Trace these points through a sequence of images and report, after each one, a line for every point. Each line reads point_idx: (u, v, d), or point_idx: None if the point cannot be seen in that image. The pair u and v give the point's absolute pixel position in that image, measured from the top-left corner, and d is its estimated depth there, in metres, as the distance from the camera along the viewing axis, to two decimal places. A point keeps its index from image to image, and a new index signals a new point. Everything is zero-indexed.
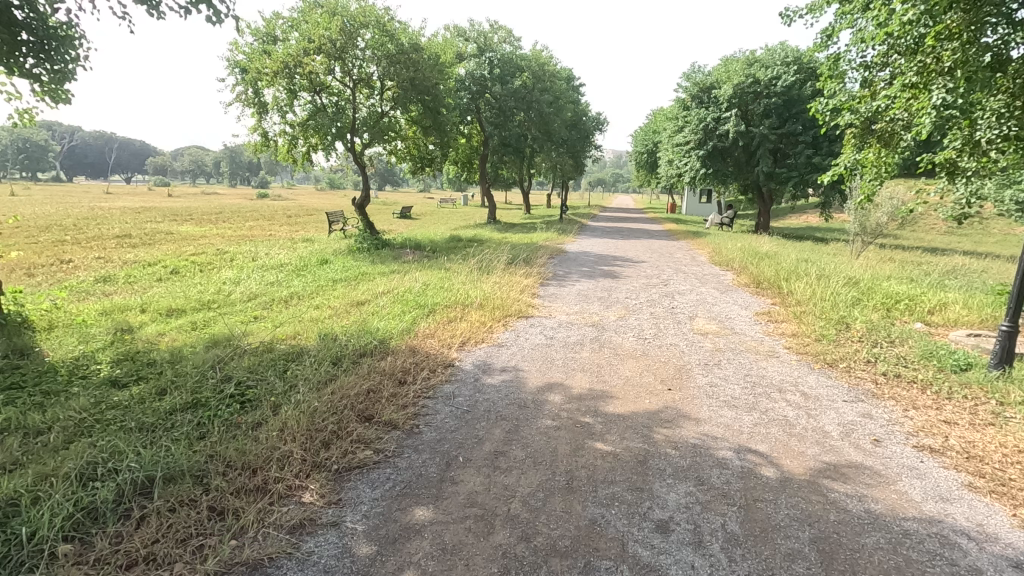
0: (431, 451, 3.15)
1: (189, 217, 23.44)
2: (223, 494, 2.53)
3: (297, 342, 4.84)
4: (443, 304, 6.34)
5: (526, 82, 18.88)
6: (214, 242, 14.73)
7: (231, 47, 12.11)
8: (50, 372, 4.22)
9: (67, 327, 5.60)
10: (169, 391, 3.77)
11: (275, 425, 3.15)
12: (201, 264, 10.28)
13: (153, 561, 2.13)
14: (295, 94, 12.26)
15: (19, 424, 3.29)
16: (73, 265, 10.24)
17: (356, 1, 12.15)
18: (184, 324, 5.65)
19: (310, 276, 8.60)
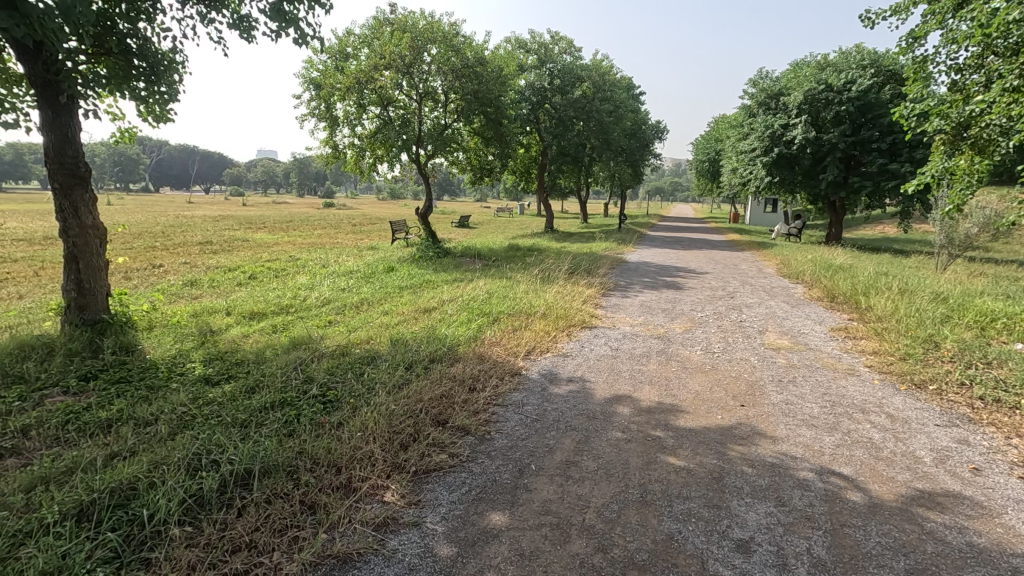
0: (504, 458, 3.20)
1: (263, 225, 24.89)
2: (312, 490, 2.69)
3: (371, 347, 5.05)
4: (507, 312, 6.43)
5: (586, 92, 18.89)
6: (287, 249, 15.56)
7: (307, 65, 12.81)
8: (152, 368, 4.60)
9: (164, 327, 6.07)
10: (257, 389, 4.03)
11: (356, 426, 3.31)
12: (277, 270, 10.88)
13: (254, 548, 2.29)
14: (364, 108, 12.82)
15: (131, 415, 3.62)
16: (164, 270, 11.08)
17: (424, 17, 12.59)
18: (266, 327, 6.02)
19: (378, 282, 8.94)
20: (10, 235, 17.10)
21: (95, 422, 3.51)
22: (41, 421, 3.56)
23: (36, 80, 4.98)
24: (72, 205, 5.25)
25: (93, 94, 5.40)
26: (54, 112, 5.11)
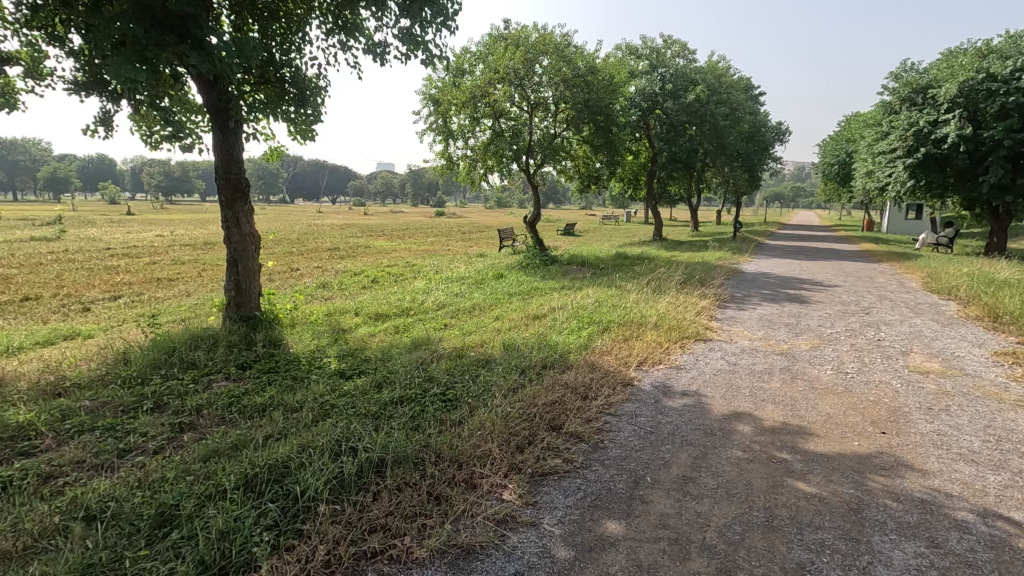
0: (618, 468, 3.19)
1: (381, 233, 26.74)
2: (437, 482, 2.86)
3: (485, 350, 5.26)
4: (617, 322, 6.36)
5: (701, 95, 18.16)
6: (403, 255, 16.57)
7: (426, 83, 13.62)
8: (295, 361, 5.14)
9: (303, 325, 6.76)
10: (384, 384, 4.37)
11: (475, 425, 3.47)
12: (395, 275, 11.64)
13: (388, 530, 2.49)
14: (478, 120, 13.35)
15: (280, 401, 4.08)
16: (299, 273, 12.30)
17: (537, 31, 12.89)
18: (389, 328, 6.48)
19: (489, 288, 9.24)
20: (179, 241, 19.89)
21: (252, 405, 4.00)
22: (211, 402, 4.14)
23: (210, 107, 5.80)
24: (234, 214, 6.03)
25: (254, 118, 6.16)
26: (223, 135, 5.91)
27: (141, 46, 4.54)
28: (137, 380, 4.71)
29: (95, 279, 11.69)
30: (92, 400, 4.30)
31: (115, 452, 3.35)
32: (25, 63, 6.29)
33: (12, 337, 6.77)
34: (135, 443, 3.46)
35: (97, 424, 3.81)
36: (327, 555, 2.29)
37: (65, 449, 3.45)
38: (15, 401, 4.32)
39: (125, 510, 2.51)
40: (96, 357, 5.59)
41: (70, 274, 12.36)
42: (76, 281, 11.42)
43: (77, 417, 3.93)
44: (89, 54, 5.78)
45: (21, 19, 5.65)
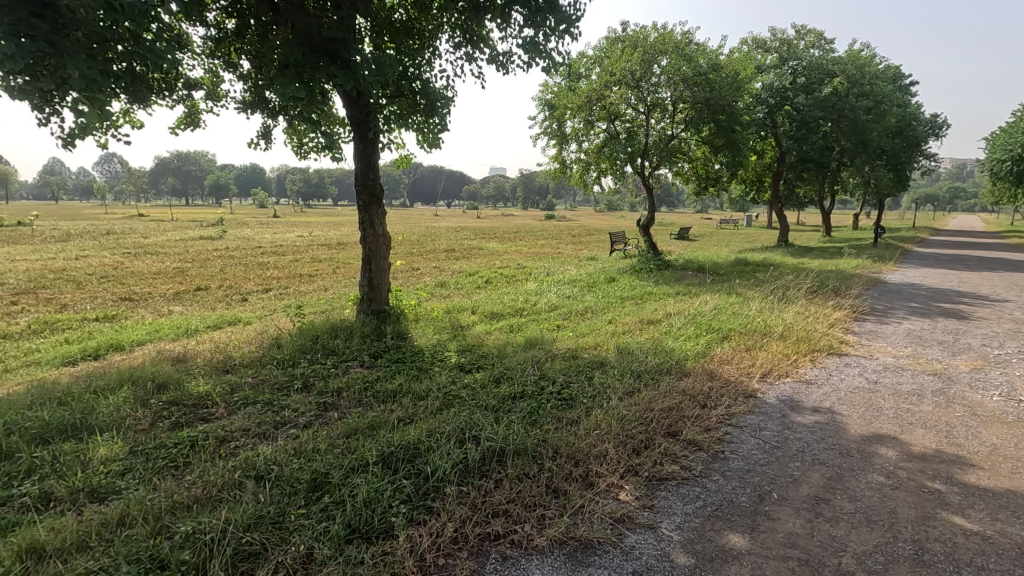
0: (741, 480, 3.06)
1: (494, 235, 27.59)
2: (555, 477, 2.95)
3: (599, 353, 5.27)
4: (739, 330, 6.05)
5: (838, 88, 16.61)
6: (515, 257, 17.02)
7: (542, 88, 13.87)
8: (419, 353, 5.52)
9: (425, 320, 7.23)
10: (501, 380, 4.56)
11: (590, 425, 3.52)
12: (508, 276, 12.00)
13: (509, 516, 2.62)
14: (592, 124, 13.37)
15: (408, 389, 4.42)
16: (420, 272, 13.12)
17: (656, 30, 12.60)
18: (504, 326, 6.72)
19: (601, 292, 9.22)
20: (317, 242, 22.07)
21: (384, 391, 4.38)
22: (348, 386, 4.59)
23: (353, 120, 6.42)
24: (369, 217, 6.59)
25: (387, 129, 6.70)
26: (362, 145, 6.50)
27: (302, 68, 5.17)
28: (288, 363, 5.34)
29: (250, 274, 13.36)
30: (253, 378, 4.95)
31: (274, 423, 3.84)
32: (206, 87, 7.39)
33: (190, 321, 7.98)
34: (289, 417, 3.94)
35: (258, 398, 4.39)
36: (455, 533, 2.46)
37: (234, 417, 4.01)
38: (196, 374, 5.10)
39: (285, 474, 2.88)
40: (254, 340, 6.42)
41: (231, 268, 14.23)
42: (237, 275, 13.12)
43: (243, 392, 4.55)
44: (255, 78, 6.67)
45: (205, 50, 6.66)
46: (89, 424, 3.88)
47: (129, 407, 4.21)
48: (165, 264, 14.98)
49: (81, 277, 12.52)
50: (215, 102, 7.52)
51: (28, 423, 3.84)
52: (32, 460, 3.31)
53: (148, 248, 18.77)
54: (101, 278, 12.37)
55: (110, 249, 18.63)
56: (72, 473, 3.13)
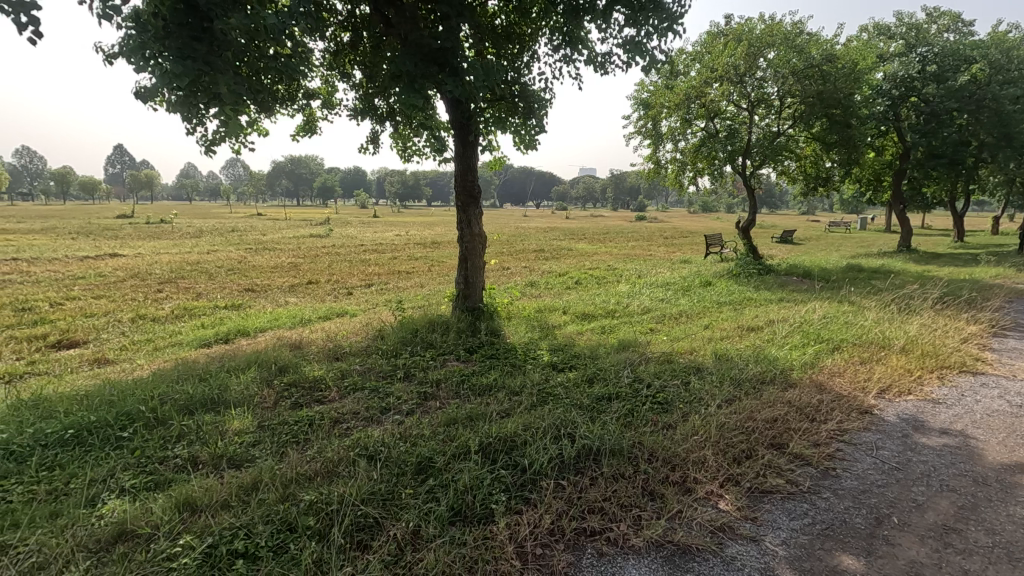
0: (855, 500, 2.87)
1: (583, 236, 27.45)
2: (651, 479, 2.92)
3: (695, 358, 5.12)
4: (852, 341, 5.62)
5: (978, 76, 14.80)
6: (605, 259, 16.84)
7: (638, 87, 13.63)
8: (512, 350, 5.66)
9: (517, 318, 7.38)
10: (595, 380, 4.57)
11: (688, 430, 3.45)
12: (598, 277, 11.91)
13: (605, 514, 2.64)
14: (690, 122, 12.95)
15: (502, 384, 4.56)
16: (511, 271, 13.38)
17: (763, 21, 11.94)
18: (596, 327, 6.71)
19: (696, 296, 8.91)
20: (413, 241, 23.12)
21: (480, 385, 4.55)
22: (446, 378, 4.82)
23: (455, 124, 6.69)
24: (467, 217, 6.84)
25: (485, 131, 6.90)
26: (463, 147, 6.77)
27: (412, 75, 5.48)
28: (390, 353, 5.69)
29: (354, 270, 14.31)
30: (360, 365, 5.33)
31: (380, 408, 4.13)
32: (323, 97, 8.03)
33: (304, 311, 8.71)
34: (393, 404, 4.21)
35: (365, 385, 4.72)
36: (552, 525, 2.53)
37: (345, 401, 4.36)
38: (311, 359, 5.58)
39: (393, 455, 3.09)
40: (360, 331, 6.90)
41: (337, 264, 15.31)
42: (342, 270, 14.12)
43: (351, 378, 4.92)
44: (366, 87, 7.15)
45: (324, 63, 7.23)
46: (225, 398, 4.39)
47: (256, 386, 4.70)
48: (280, 259, 16.43)
49: (213, 269, 14.06)
50: (331, 110, 8.15)
51: (177, 395, 4.40)
52: (182, 426, 3.79)
53: (267, 244, 20.66)
54: (228, 271, 13.80)
55: (235, 244, 20.72)
56: (214, 440, 3.56)
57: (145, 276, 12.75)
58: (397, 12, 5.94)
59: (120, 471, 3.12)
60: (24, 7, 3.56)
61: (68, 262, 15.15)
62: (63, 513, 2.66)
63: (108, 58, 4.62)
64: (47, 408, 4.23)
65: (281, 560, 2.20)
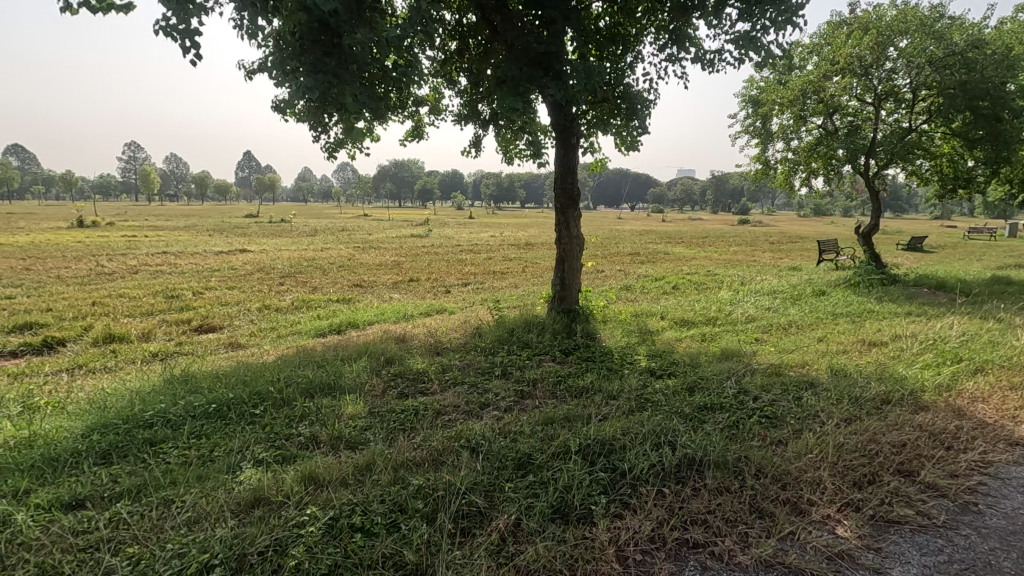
0: (1002, 542, 2.54)
1: (680, 240, 26.49)
2: (760, 496, 2.79)
3: (807, 372, 4.78)
4: (999, 363, 4.96)
5: None
6: (704, 263, 16.17)
7: (747, 84, 12.94)
8: (609, 354, 5.61)
9: (613, 321, 7.30)
10: (696, 389, 4.40)
11: (800, 448, 3.25)
12: (697, 283, 11.47)
13: (708, 526, 2.56)
14: (804, 119, 12.09)
15: (599, 387, 4.54)
16: (605, 274, 13.25)
17: (895, 7, 10.86)
18: (696, 334, 6.47)
19: (808, 305, 8.30)
20: (507, 242, 23.55)
21: (577, 387, 4.56)
22: (542, 378, 4.88)
23: (558, 127, 6.75)
24: (566, 219, 6.87)
25: (586, 133, 6.89)
26: (564, 150, 6.80)
27: (517, 80, 5.62)
28: (488, 351, 5.85)
29: (452, 269, 14.86)
30: (460, 361, 5.54)
31: (480, 403, 4.27)
32: (430, 103, 8.43)
33: (407, 307, 9.20)
34: (492, 400, 4.34)
35: (465, 380, 4.91)
36: (653, 532, 2.49)
37: (447, 394, 4.56)
38: (414, 353, 5.89)
39: (494, 449, 3.20)
40: (459, 328, 7.16)
41: (436, 263, 15.97)
42: (441, 269, 14.73)
43: (452, 372, 5.14)
44: (471, 92, 7.40)
45: (433, 71, 7.58)
46: (340, 384, 4.75)
47: (366, 376, 5.05)
48: (385, 257, 17.45)
49: (326, 265, 15.24)
50: (437, 116, 8.54)
51: (299, 378, 4.84)
52: (305, 407, 4.16)
53: (372, 243, 22.02)
54: (339, 267, 14.89)
55: (344, 243, 22.30)
56: (331, 422, 3.88)
57: (269, 270, 14.09)
58: (504, 19, 6.10)
59: (254, 443, 3.49)
60: (189, 33, 4.10)
61: (207, 255, 17.10)
62: (210, 476, 3.03)
63: (250, 74, 5.18)
64: (194, 384, 4.82)
65: (394, 537, 2.36)
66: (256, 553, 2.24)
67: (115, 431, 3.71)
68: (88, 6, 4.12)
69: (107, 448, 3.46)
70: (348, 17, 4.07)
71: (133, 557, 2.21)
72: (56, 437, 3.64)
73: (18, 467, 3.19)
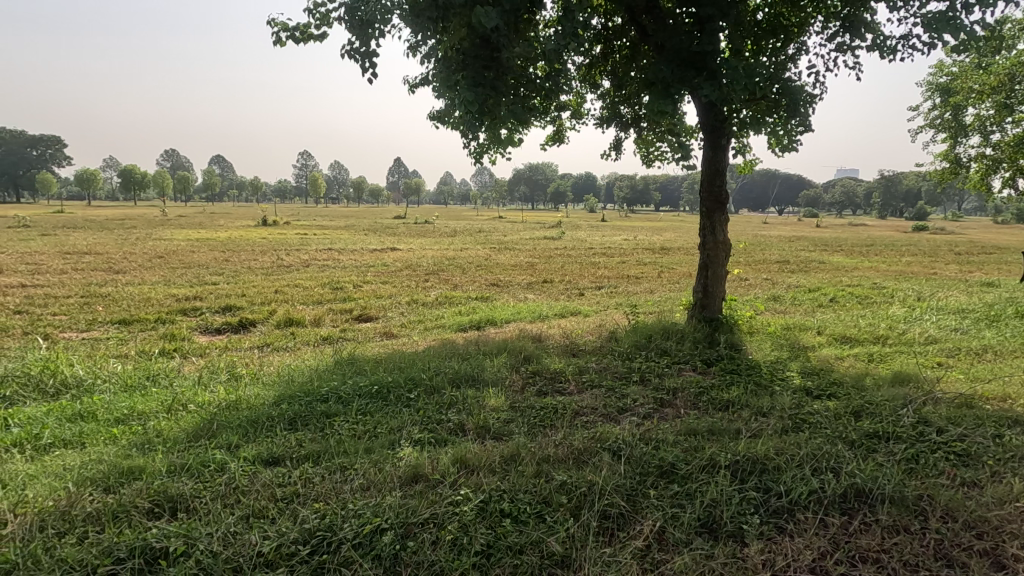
0: None
1: (838, 247, 23.78)
2: (946, 541, 2.45)
3: (1011, 408, 4.04)
4: None
5: None
6: (870, 275, 14.37)
7: (934, 71, 11.26)
8: (757, 367, 5.25)
9: (761, 333, 6.82)
10: (862, 416, 3.95)
11: (1000, 494, 2.78)
12: (861, 296, 10.25)
13: (881, 566, 2.31)
14: (1011, 108, 10.20)
15: (747, 402, 4.28)
16: (750, 283, 12.37)
17: None
18: (861, 354, 5.80)
19: (1009, 329, 7.01)
20: (641, 246, 23.01)
21: (721, 400, 4.35)
22: (683, 387, 4.70)
23: (707, 126, 6.46)
24: (711, 224, 6.55)
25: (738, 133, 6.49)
26: (713, 150, 6.49)
27: (667, 82, 5.49)
28: (625, 356, 5.78)
29: (585, 271, 14.88)
30: (597, 364, 5.55)
31: (618, 407, 4.26)
32: (572, 108, 8.52)
33: (543, 307, 9.41)
34: (630, 405, 4.30)
35: (601, 382, 4.92)
36: (813, 562, 2.31)
37: (585, 395, 4.60)
38: (551, 353, 6.01)
39: (636, 454, 3.18)
40: (594, 331, 7.18)
41: (569, 266, 16.10)
42: (574, 271, 14.82)
43: (589, 374, 5.17)
44: (615, 95, 7.36)
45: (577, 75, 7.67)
46: (483, 377, 5.02)
47: (507, 371, 5.27)
48: (520, 258, 17.98)
49: (467, 264, 16.12)
50: (579, 120, 8.62)
51: (447, 369, 5.21)
52: (452, 396, 4.47)
53: (508, 245, 22.83)
54: (477, 266, 15.67)
55: (482, 243, 23.41)
56: (476, 411, 4.13)
57: (416, 268, 15.25)
58: (655, 21, 5.99)
59: (410, 424, 3.84)
60: (368, 55, 4.62)
61: (364, 252, 19.01)
62: (375, 450, 3.39)
63: (414, 88, 5.69)
64: (358, 367, 5.41)
65: (541, 528, 2.46)
66: (419, 522, 2.48)
67: (300, 402, 4.31)
68: (292, 36, 4.83)
69: (293, 416, 4.03)
70: (507, 31, 4.29)
71: (320, 512, 2.56)
72: (255, 402, 4.32)
73: (229, 424, 3.84)
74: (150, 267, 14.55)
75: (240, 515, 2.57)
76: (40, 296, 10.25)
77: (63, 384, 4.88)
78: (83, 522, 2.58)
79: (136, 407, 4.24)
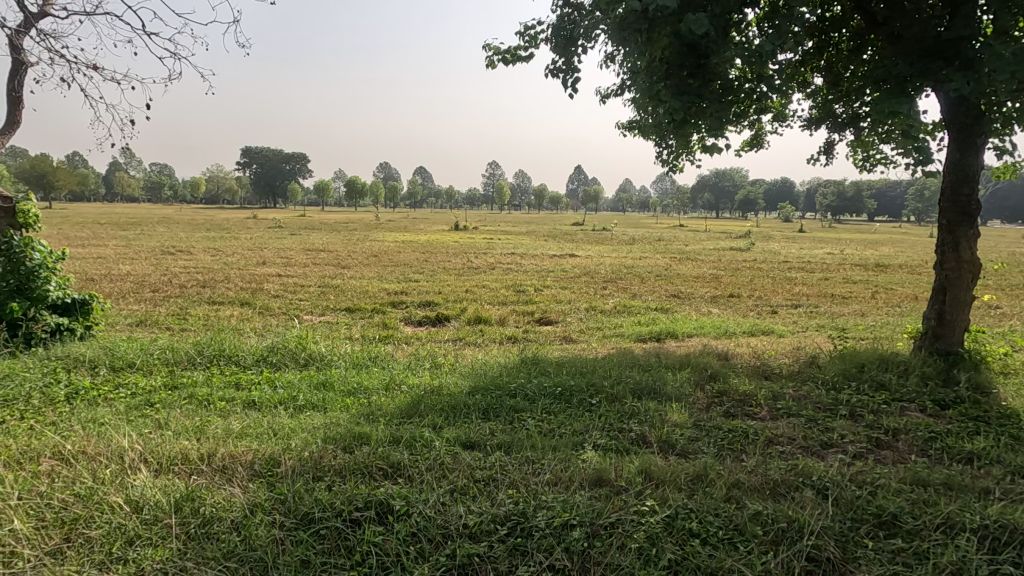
0: None
1: None
2: None
3: None
4: None
5: None
6: None
7: None
8: (1013, 418, 4.26)
9: (1021, 376, 5.51)
10: None
11: None
12: None
13: None
14: None
15: (998, 459, 3.53)
16: (1004, 312, 10.06)
17: None
18: None
19: None
20: (850, 261, 20.20)
21: (960, 452, 3.64)
22: (907, 429, 4.03)
23: (954, 122, 5.44)
24: (953, 240, 5.52)
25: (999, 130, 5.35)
26: (962, 150, 5.44)
27: (904, 77, 4.77)
28: (830, 385, 5.15)
29: (779, 287, 13.55)
30: (794, 390, 5.04)
31: (822, 442, 3.83)
32: (775, 109, 7.85)
33: (729, 323, 8.82)
34: (836, 442, 3.83)
35: (801, 412, 4.44)
36: None
37: (780, 423, 4.22)
38: (739, 373, 5.62)
39: (848, 496, 2.84)
40: (791, 353, 6.52)
41: (760, 280, 14.76)
42: (767, 286, 13.58)
43: (785, 401, 4.71)
44: (829, 92, 6.60)
45: None
46: (665, 391, 4.91)
47: (690, 388, 5.06)
48: (704, 269, 17.03)
49: (646, 273, 15.82)
50: (782, 121, 7.91)
51: (627, 378, 5.19)
52: (633, 406, 4.45)
53: (690, 254, 21.85)
54: (657, 276, 15.27)
55: (662, 252, 22.74)
56: (659, 425, 4.06)
57: (595, 275, 15.38)
58: (889, 6, 5.26)
59: (593, 429, 3.93)
60: (570, 70, 4.85)
61: (545, 258, 19.82)
62: (561, 449, 3.55)
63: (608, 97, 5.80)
64: (542, 367, 5.67)
65: (735, 555, 2.36)
66: (607, 523, 2.56)
67: (490, 394, 4.68)
68: (502, 58, 5.29)
69: (485, 406, 4.40)
70: (716, 37, 4.18)
71: (514, 498, 2.78)
72: (453, 390, 4.81)
73: (433, 407, 4.34)
74: (368, 264, 17.04)
75: (447, 488, 2.91)
76: (291, 284, 12.66)
77: (311, 356, 6.00)
78: (330, 472, 3.16)
79: (362, 383, 5.03)
